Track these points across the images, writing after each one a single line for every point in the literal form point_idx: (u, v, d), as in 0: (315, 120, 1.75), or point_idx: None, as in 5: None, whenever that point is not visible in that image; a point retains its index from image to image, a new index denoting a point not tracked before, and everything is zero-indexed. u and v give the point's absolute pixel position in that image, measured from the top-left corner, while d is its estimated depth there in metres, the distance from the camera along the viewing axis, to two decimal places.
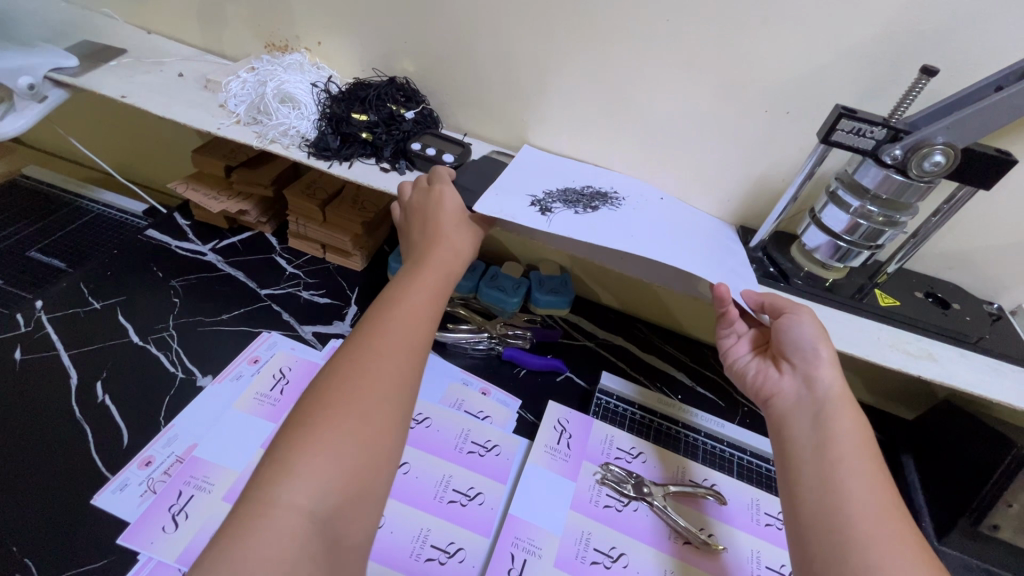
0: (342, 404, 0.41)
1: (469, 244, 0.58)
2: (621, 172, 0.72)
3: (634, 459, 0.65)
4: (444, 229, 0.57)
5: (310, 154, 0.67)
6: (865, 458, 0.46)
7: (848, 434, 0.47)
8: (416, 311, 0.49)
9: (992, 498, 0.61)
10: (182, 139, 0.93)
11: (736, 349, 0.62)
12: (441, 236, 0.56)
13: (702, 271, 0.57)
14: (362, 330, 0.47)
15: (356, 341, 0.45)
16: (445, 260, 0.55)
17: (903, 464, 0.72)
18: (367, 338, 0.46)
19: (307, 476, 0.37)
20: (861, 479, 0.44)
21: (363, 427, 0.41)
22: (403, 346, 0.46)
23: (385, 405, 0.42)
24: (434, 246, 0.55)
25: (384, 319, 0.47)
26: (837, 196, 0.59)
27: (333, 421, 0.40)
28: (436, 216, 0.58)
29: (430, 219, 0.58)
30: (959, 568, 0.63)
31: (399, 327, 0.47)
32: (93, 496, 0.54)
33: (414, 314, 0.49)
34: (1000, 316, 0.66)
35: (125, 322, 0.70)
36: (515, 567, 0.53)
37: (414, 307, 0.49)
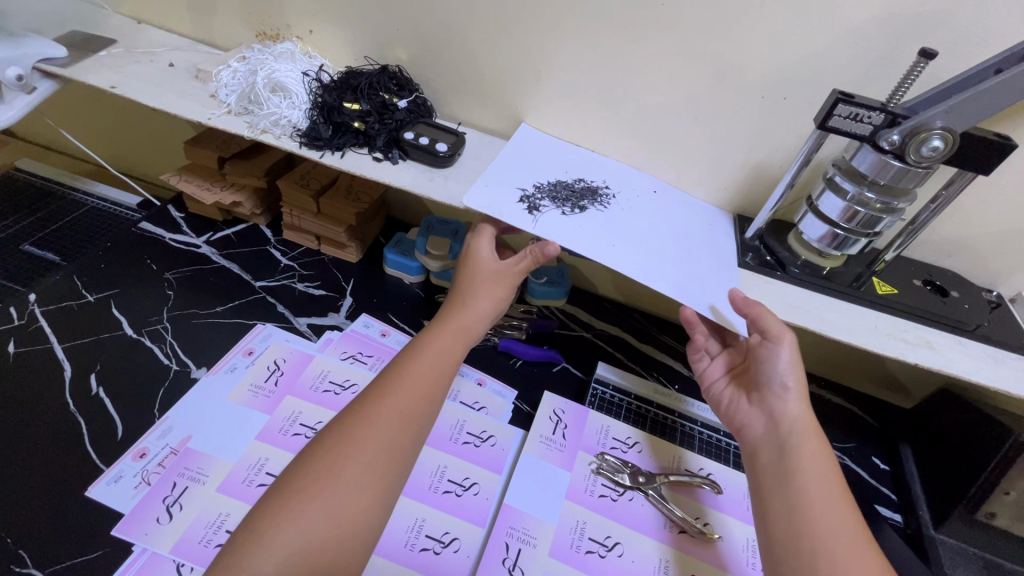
0: (331, 469, 0.43)
1: (496, 303, 0.59)
2: (617, 159, 0.72)
3: (630, 449, 0.65)
4: (469, 290, 0.59)
5: (301, 144, 0.66)
6: (828, 484, 0.47)
7: (812, 462, 0.48)
8: (426, 378, 0.51)
9: (994, 479, 0.62)
10: (174, 130, 0.92)
11: (712, 371, 0.62)
12: (467, 296, 0.59)
13: (686, 286, 0.56)
14: (371, 390, 0.49)
15: (360, 405, 0.48)
16: (466, 322, 0.57)
17: (900, 453, 0.72)
18: (368, 401, 0.48)
19: (283, 541, 0.40)
20: (823, 505, 0.45)
21: (342, 501, 0.42)
22: (402, 412, 0.48)
23: (372, 473, 0.44)
24: (462, 307, 0.58)
25: (394, 381, 0.50)
26: (834, 183, 0.58)
27: (319, 486, 0.42)
28: (467, 273, 0.60)
29: (463, 275, 0.60)
30: (955, 556, 0.63)
31: (402, 397, 0.49)
32: (89, 488, 0.54)
33: (422, 379, 0.51)
34: (999, 303, 0.65)
35: (119, 314, 0.70)
36: (510, 556, 0.53)
37: (424, 372, 0.51)
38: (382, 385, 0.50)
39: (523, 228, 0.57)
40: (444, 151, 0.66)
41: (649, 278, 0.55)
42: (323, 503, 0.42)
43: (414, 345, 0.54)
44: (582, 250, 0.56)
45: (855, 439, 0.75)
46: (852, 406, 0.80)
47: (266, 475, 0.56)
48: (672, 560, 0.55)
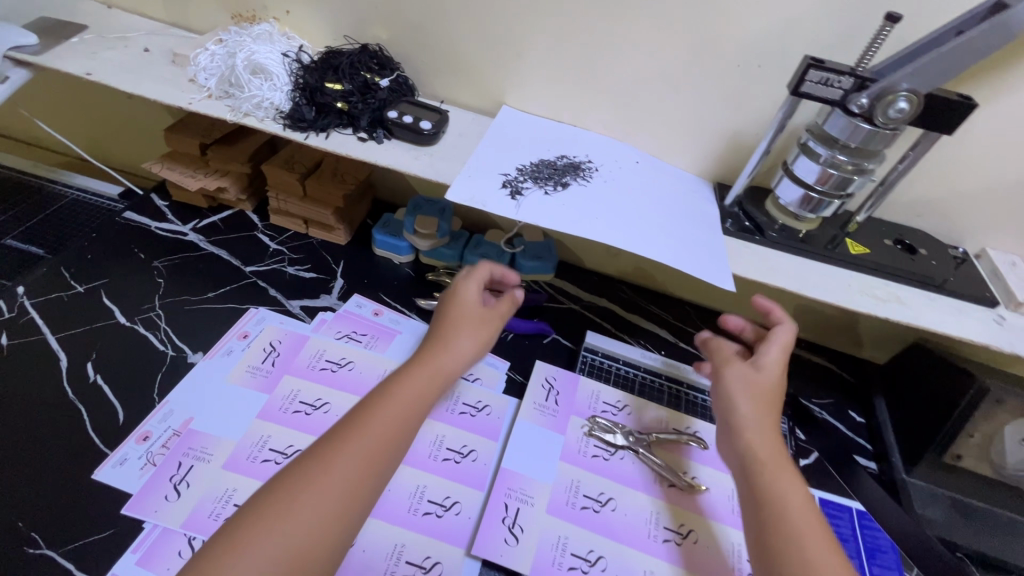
0: (289, 507, 0.41)
1: (479, 338, 0.58)
2: (600, 133, 0.73)
3: (620, 411, 0.67)
4: (455, 321, 0.58)
5: (285, 126, 0.66)
6: (817, 522, 0.45)
7: (794, 491, 0.47)
8: (402, 409, 0.49)
9: (960, 424, 0.66)
10: (153, 118, 0.91)
11: None
12: (451, 328, 0.57)
13: (668, 253, 0.58)
14: (345, 418, 0.47)
15: (332, 433, 0.46)
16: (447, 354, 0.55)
17: (874, 405, 0.77)
18: (339, 430, 0.46)
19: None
20: (807, 539, 0.43)
21: (295, 538, 0.40)
22: (373, 443, 0.46)
23: (331, 510, 0.42)
24: (445, 341, 0.56)
25: (369, 408, 0.48)
26: (808, 148, 0.60)
27: (275, 520, 0.40)
28: (453, 307, 0.59)
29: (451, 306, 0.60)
30: (924, 497, 0.67)
31: (375, 427, 0.46)
32: (95, 472, 0.55)
33: (399, 408, 0.49)
34: (965, 259, 0.68)
35: (110, 303, 0.70)
36: (509, 515, 0.56)
37: (399, 402, 0.49)
38: (358, 413, 0.47)
39: (507, 214, 0.57)
40: (428, 129, 0.66)
41: (635, 248, 0.57)
42: (275, 539, 0.39)
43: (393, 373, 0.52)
44: (566, 230, 0.57)
45: (832, 395, 0.79)
46: (830, 364, 0.84)
47: (270, 451, 0.58)
48: (663, 511, 0.59)
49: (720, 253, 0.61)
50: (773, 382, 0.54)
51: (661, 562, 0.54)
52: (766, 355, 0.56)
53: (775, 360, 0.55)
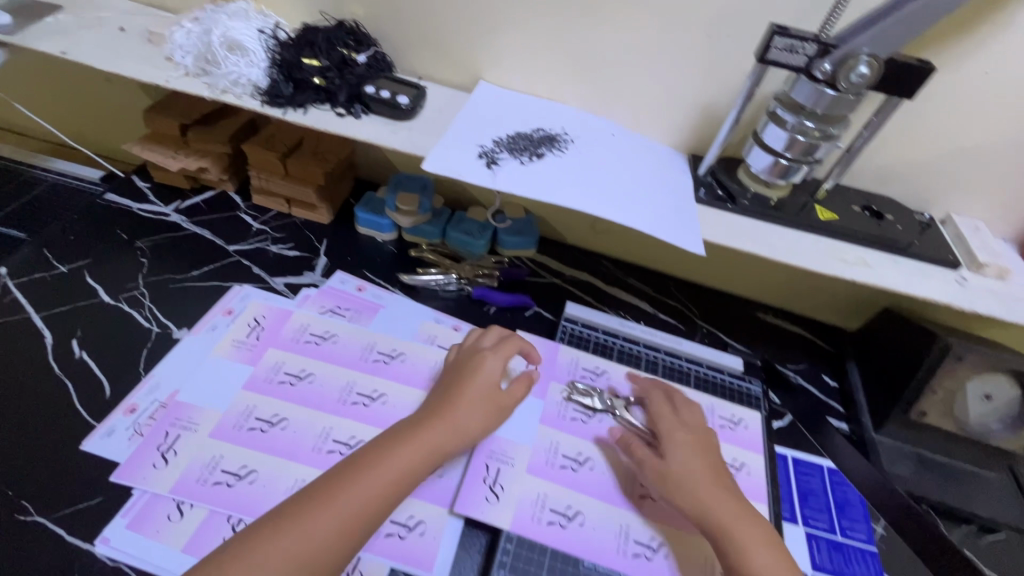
0: (256, 565, 0.42)
1: (492, 407, 0.58)
2: (576, 107, 0.74)
3: (599, 377, 0.69)
4: (471, 388, 0.58)
5: (263, 103, 0.66)
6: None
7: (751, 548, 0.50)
8: (391, 476, 0.49)
9: (925, 379, 0.68)
10: (132, 100, 0.91)
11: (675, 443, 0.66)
12: (467, 394, 0.58)
13: (642, 220, 0.60)
14: (344, 468, 0.49)
15: (327, 484, 0.47)
16: (458, 420, 0.55)
17: (847, 369, 0.79)
18: (335, 482, 0.47)
19: None
20: None
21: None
22: (363, 504, 0.47)
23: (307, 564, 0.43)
24: (457, 407, 0.56)
25: (370, 464, 0.49)
26: (776, 115, 0.62)
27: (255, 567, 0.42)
28: (473, 372, 0.60)
29: (468, 369, 0.60)
30: (893, 455, 0.70)
31: (368, 485, 0.48)
32: (83, 443, 0.56)
33: (399, 471, 0.50)
34: (930, 225, 0.70)
35: (93, 283, 0.71)
36: (490, 475, 0.58)
37: (400, 465, 0.50)
38: (343, 473, 0.48)
39: (483, 182, 0.58)
40: (405, 104, 0.67)
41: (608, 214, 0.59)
42: None
43: (388, 435, 0.53)
44: (541, 198, 0.58)
45: (806, 360, 0.82)
46: (805, 332, 0.86)
47: (256, 420, 0.59)
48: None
49: (692, 220, 0.63)
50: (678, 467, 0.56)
51: (637, 517, 0.57)
52: (673, 434, 0.59)
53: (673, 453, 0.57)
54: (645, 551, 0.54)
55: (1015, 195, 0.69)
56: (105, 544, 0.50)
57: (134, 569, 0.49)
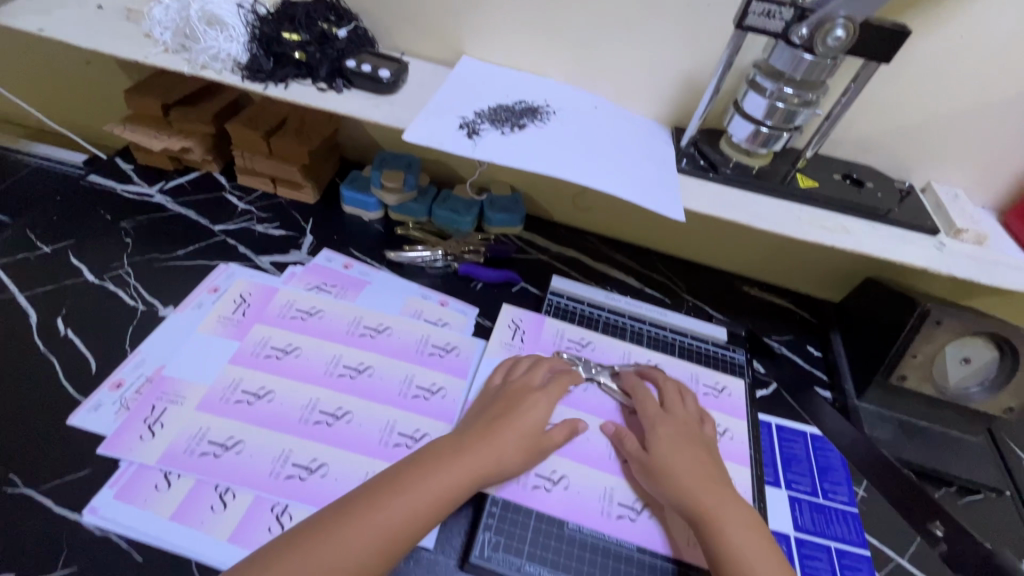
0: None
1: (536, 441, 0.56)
2: (560, 81, 0.74)
3: (584, 347, 0.70)
4: (518, 416, 0.56)
5: (244, 78, 0.66)
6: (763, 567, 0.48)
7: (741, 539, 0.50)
8: (431, 496, 0.48)
9: (904, 346, 0.69)
10: (114, 82, 0.90)
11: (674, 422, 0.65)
12: (516, 422, 0.56)
13: (623, 188, 0.60)
14: (382, 483, 0.48)
15: (363, 497, 0.47)
16: (504, 449, 0.54)
17: (831, 339, 0.81)
18: (372, 496, 0.47)
19: None
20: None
21: None
22: (398, 521, 0.46)
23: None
24: (502, 433, 0.55)
25: (410, 481, 0.48)
26: (755, 83, 0.62)
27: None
28: (520, 399, 0.58)
29: (516, 398, 0.59)
30: (875, 420, 0.71)
31: (405, 502, 0.47)
32: (69, 417, 0.56)
33: (440, 492, 0.49)
34: (910, 192, 0.71)
35: (78, 263, 0.71)
36: None
37: (441, 484, 0.49)
38: (378, 490, 0.47)
39: (463, 152, 0.59)
40: (387, 78, 0.67)
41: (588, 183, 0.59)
42: None
43: (432, 452, 0.52)
44: (522, 166, 0.59)
45: (791, 331, 0.83)
46: (791, 304, 0.87)
47: (242, 393, 0.59)
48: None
49: (674, 189, 0.63)
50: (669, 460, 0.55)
51: (620, 480, 0.58)
52: (656, 427, 0.59)
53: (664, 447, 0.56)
54: (628, 513, 0.56)
55: (993, 161, 0.70)
56: (92, 513, 0.50)
57: (122, 536, 0.49)
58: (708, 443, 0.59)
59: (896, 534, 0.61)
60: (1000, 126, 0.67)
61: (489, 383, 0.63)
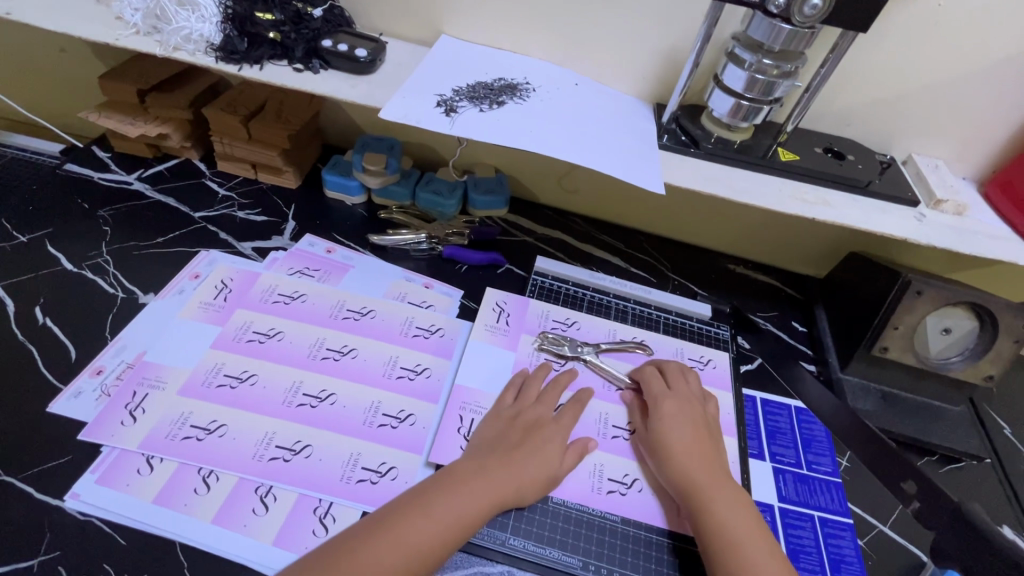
0: None
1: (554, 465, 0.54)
2: (540, 59, 0.73)
3: (570, 327, 0.70)
4: (539, 442, 0.54)
5: (218, 59, 0.65)
6: (754, 544, 0.48)
7: (731, 516, 0.50)
8: (456, 519, 0.47)
9: (885, 319, 0.68)
10: (88, 68, 0.88)
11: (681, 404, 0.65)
12: (536, 446, 0.54)
13: (603, 164, 0.60)
14: (410, 504, 0.47)
15: (393, 519, 0.46)
16: (525, 475, 0.52)
17: (814, 314, 0.81)
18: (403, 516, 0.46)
19: None
20: (745, 560, 0.47)
21: None
22: (428, 545, 0.45)
23: None
24: (522, 459, 0.53)
25: (438, 500, 0.48)
26: (735, 55, 0.62)
27: None
28: (537, 421, 0.57)
29: (535, 424, 0.56)
30: (858, 391, 0.71)
31: (434, 522, 0.46)
32: (49, 405, 0.56)
33: (465, 516, 0.47)
34: (890, 164, 0.71)
35: (56, 252, 0.70)
36: (465, 425, 0.58)
37: (466, 509, 0.48)
38: (404, 512, 0.46)
39: (441, 130, 0.58)
40: (364, 57, 0.66)
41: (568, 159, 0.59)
42: None
43: (454, 472, 0.51)
44: (501, 143, 0.58)
45: (776, 307, 0.83)
46: (775, 282, 0.88)
47: (225, 377, 0.59)
48: (612, 414, 0.62)
49: (654, 164, 0.63)
50: (669, 436, 0.56)
51: (609, 456, 0.58)
52: (660, 401, 0.59)
53: (665, 423, 0.57)
54: (618, 488, 0.56)
55: (972, 132, 0.70)
56: (75, 499, 0.50)
57: (106, 521, 0.49)
58: (710, 421, 0.59)
59: (877, 502, 0.62)
60: (978, 96, 0.67)
61: (501, 402, 0.59)
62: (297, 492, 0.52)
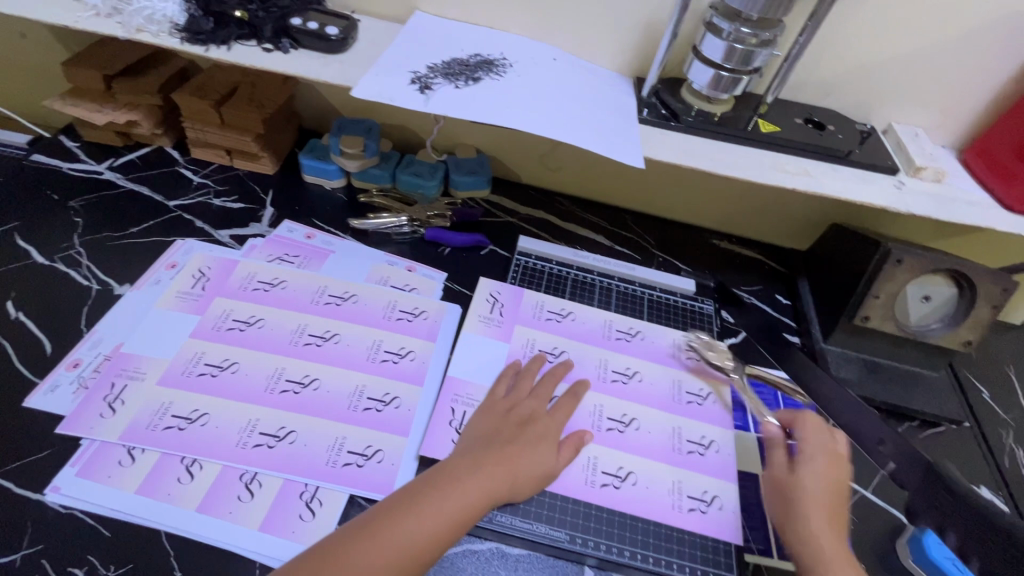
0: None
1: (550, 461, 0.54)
2: (517, 34, 0.72)
3: (565, 319, 0.70)
4: (534, 436, 0.54)
5: (183, 40, 0.63)
6: None
7: None
8: (451, 514, 0.46)
9: (864, 290, 0.69)
10: (50, 54, 0.85)
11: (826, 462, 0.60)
12: (531, 439, 0.53)
13: (581, 139, 0.59)
14: (403, 499, 0.46)
15: (386, 515, 0.44)
16: (521, 467, 0.51)
17: (798, 287, 0.82)
18: (396, 512, 0.44)
19: None
20: None
21: None
22: (424, 544, 0.43)
23: None
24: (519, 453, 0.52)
25: (431, 493, 0.46)
26: (713, 25, 0.61)
27: None
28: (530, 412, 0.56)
29: (530, 417, 0.56)
30: (842, 362, 0.72)
31: (431, 521, 0.44)
32: (26, 399, 0.55)
33: (463, 512, 0.46)
34: (871, 134, 0.71)
35: (26, 245, 0.68)
36: (456, 418, 0.58)
37: (463, 505, 0.46)
38: (398, 508, 0.45)
39: (416, 107, 0.57)
40: (335, 35, 0.64)
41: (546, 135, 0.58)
42: None
43: (448, 465, 0.49)
44: (478, 119, 0.57)
45: (761, 281, 0.84)
46: (760, 256, 0.88)
47: (206, 366, 0.58)
48: (605, 405, 0.62)
49: (633, 139, 0.62)
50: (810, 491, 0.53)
51: (603, 449, 0.58)
52: (811, 456, 0.55)
53: (812, 478, 0.54)
54: (612, 481, 0.56)
55: (952, 99, 0.69)
56: (55, 492, 0.49)
57: (89, 513, 0.49)
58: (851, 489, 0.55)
59: (858, 468, 0.63)
60: (958, 63, 0.67)
61: (495, 393, 0.59)
62: (283, 477, 0.52)
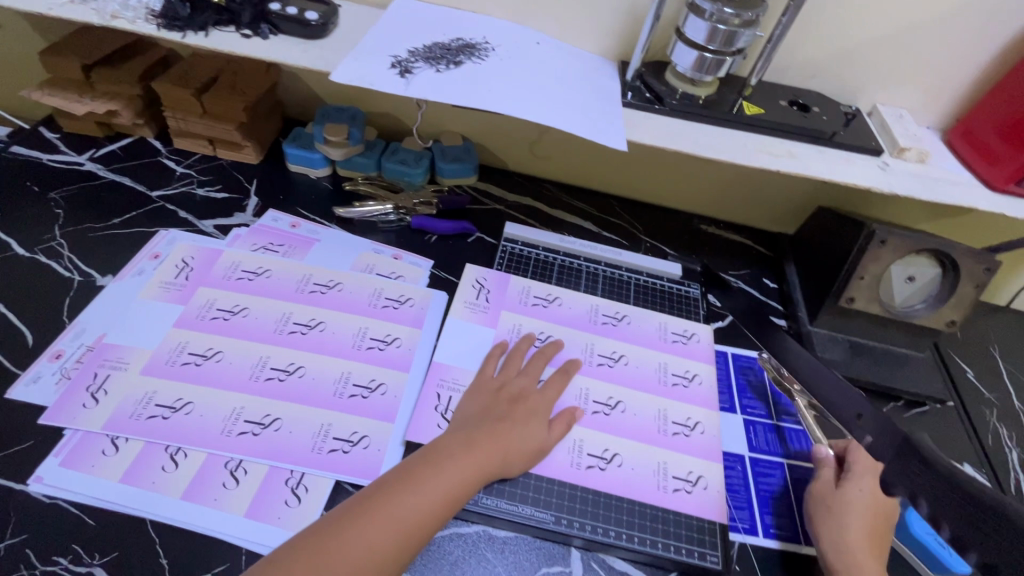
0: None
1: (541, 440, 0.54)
2: (500, 18, 0.71)
3: (551, 304, 0.70)
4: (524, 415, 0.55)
5: (160, 27, 0.62)
6: None
7: None
8: (444, 490, 0.46)
9: (849, 272, 0.69)
10: (27, 43, 0.84)
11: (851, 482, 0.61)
12: (521, 417, 0.54)
13: (564, 122, 0.58)
14: (398, 476, 0.46)
15: (382, 493, 0.45)
16: (512, 445, 0.52)
17: (785, 270, 0.82)
18: (390, 489, 0.45)
19: None
20: None
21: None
22: (419, 520, 0.44)
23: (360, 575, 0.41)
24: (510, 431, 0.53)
25: (423, 470, 0.47)
26: (695, 6, 0.61)
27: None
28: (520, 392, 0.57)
29: (520, 396, 0.56)
30: (828, 343, 0.72)
31: (425, 497, 0.45)
32: (8, 391, 0.55)
33: (456, 488, 0.47)
34: (856, 115, 0.71)
35: (6, 237, 0.67)
36: (442, 403, 0.58)
37: (457, 481, 0.47)
38: (392, 486, 0.46)
39: (396, 91, 0.57)
40: (314, 20, 0.63)
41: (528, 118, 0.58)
42: None
43: (438, 443, 0.50)
44: (459, 103, 0.57)
45: (747, 265, 0.84)
46: (747, 240, 0.88)
47: (190, 355, 0.58)
48: (591, 389, 0.62)
49: (617, 121, 0.62)
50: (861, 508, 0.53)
51: (590, 431, 0.58)
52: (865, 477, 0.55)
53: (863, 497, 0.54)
54: (598, 462, 0.56)
55: (936, 79, 0.69)
56: (39, 482, 0.49)
57: (73, 503, 0.49)
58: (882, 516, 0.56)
59: None
60: (941, 43, 0.67)
61: (486, 372, 0.59)
62: (268, 464, 0.52)
